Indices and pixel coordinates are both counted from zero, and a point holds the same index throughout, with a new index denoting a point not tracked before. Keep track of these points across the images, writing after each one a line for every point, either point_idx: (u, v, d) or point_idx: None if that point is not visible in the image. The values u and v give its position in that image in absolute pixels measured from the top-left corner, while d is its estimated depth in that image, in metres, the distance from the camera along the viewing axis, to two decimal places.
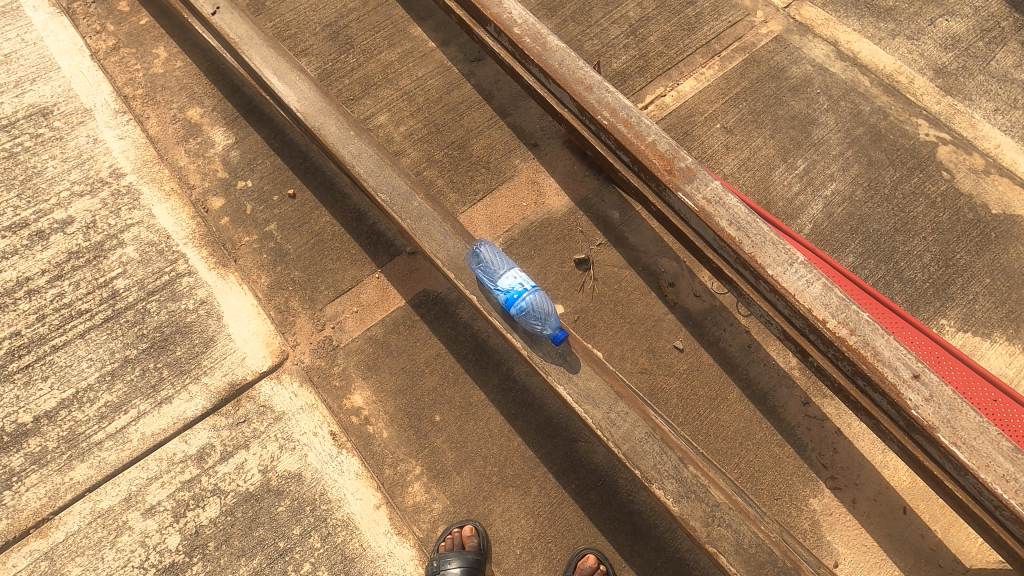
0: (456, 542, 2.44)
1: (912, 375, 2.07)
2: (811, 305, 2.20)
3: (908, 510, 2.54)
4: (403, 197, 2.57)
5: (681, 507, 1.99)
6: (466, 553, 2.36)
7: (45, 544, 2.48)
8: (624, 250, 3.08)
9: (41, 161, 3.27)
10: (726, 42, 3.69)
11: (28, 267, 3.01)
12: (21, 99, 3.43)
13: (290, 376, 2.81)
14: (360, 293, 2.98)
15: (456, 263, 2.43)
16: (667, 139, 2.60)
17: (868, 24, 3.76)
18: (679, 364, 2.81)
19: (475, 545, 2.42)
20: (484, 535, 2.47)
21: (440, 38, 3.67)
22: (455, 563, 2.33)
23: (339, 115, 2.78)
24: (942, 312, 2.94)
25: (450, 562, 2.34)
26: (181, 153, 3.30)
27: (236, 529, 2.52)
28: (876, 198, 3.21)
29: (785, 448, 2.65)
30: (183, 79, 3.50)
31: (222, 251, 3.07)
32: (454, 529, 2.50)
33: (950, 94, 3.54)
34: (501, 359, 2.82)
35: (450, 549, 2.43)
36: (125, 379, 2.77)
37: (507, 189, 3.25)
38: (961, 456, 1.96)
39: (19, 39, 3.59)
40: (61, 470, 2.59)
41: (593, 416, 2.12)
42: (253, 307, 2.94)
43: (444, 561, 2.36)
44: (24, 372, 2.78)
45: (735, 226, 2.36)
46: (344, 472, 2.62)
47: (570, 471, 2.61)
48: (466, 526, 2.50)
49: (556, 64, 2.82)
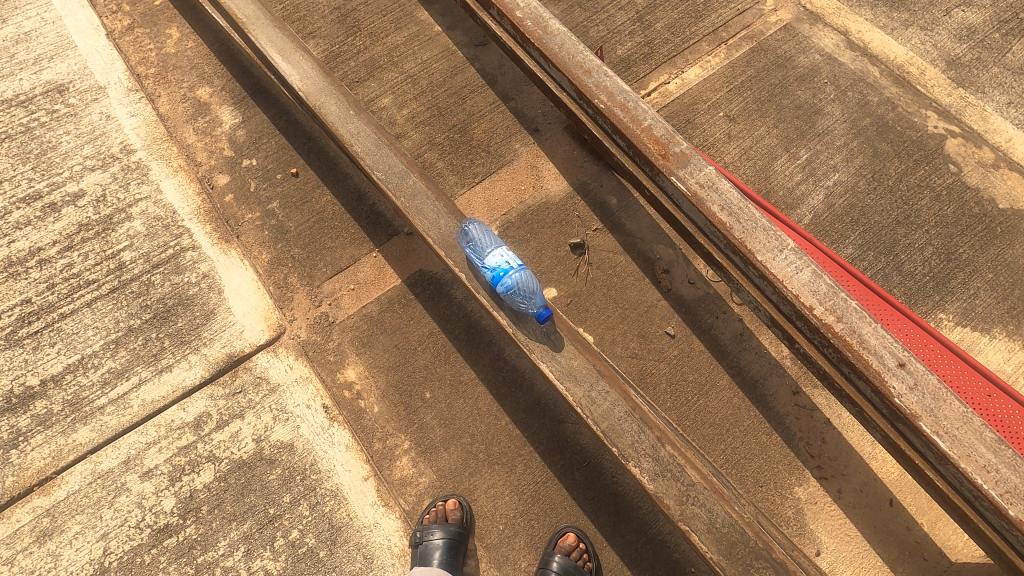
0: (439, 515, 2.49)
1: (898, 364, 2.06)
2: (799, 292, 2.19)
3: (894, 503, 2.52)
4: (398, 176, 2.61)
5: (656, 486, 2.00)
6: (449, 525, 2.42)
7: (47, 501, 2.58)
8: (620, 236, 3.08)
9: (56, 137, 3.37)
10: (734, 30, 3.65)
11: (40, 238, 3.11)
12: (38, 76, 3.53)
13: (286, 350, 2.87)
14: (357, 271, 3.03)
15: (447, 242, 2.46)
16: (664, 124, 2.60)
17: (881, 14, 3.69)
18: (669, 350, 2.82)
19: (458, 518, 2.47)
20: (467, 509, 2.52)
21: (446, 22, 3.69)
22: (437, 534, 2.38)
23: (339, 95, 2.82)
24: (941, 306, 2.90)
25: (434, 532, 2.39)
26: (190, 131, 3.38)
27: (228, 494, 2.60)
28: (879, 190, 3.16)
29: (773, 437, 2.64)
30: (194, 59, 3.58)
31: (226, 227, 3.14)
32: (438, 503, 2.54)
33: (963, 86, 3.46)
34: (492, 340, 2.85)
35: (434, 522, 2.47)
36: (128, 348, 2.86)
37: (507, 173, 3.27)
38: (942, 445, 1.94)
39: (38, 18, 3.69)
40: (65, 432, 2.69)
41: (574, 394, 2.13)
42: (253, 282, 3.01)
43: (428, 532, 2.40)
44: (33, 338, 2.89)
45: (727, 212, 2.36)
46: (334, 444, 2.68)
47: (556, 452, 2.64)
48: (450, 500, 2.54)
49: (555, 48, 2.83)
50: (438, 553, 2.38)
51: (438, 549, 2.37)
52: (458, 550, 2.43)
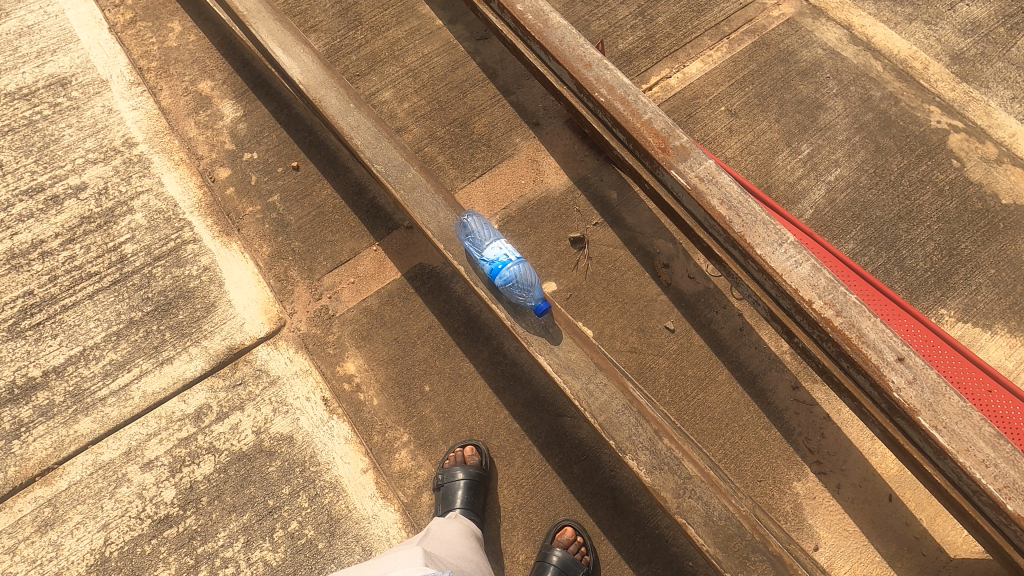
0: (459, 459, 2.56)
1: (896, 358, 2.05)
2: (798, 286, 2.19)
3: (893, 498, 2.52)
4: (397, 169, 2.61)
5: (653, 479, 1.98)
6: (470, 467, 2.49)
7: (49, 491, 2.60)
8: (620, 230, 3.08)
9: (58, 130, 3.38)
10: (736, 24, 3.63)
11: (43, 230, 3.13)
12: (41, 70, 3.54)
13: (286, 343, 2.88)
14: (357, 265, 3.04)
15: (446, 234, 2.46)
16: (664, 118, 2.59)
17: (884, 8, 3.66)
18: (668, 344, 2.81)
19: (477, 461, 2.55)
20: (484, 452, 2.60)
21: (448, 16, 3.68)
22: (460, 474, 2.44)
23: (340, 88, 2.82)
24: (942, 302, 2.89)
25: (456, 474, 2.44)
26: (191, 124, 3.39)
27: (228, 485, 2.61)
28: (881, 185, 3.15)
29: (772, 432, 2.64)
30: (195, 52, 3.58)
31: (227, 221, 3.15)
32: (456, 449, 2.62)
33: (966, 81, 3.44)
34: (491, 333, 2.86)
35: (453, 465, 2.55)
36: (129, 340, 2.88)
37: (507, 168, 3.27)
38: (940, 440, 1.93)
39: (41, 12, 3.70)
40: (66, 423, 2.71)
41: (572, 387, 2.12)
42: (254, 275, 3.02)
43: (450, 474, 2.46)
44: (35, 329, 2.90)
45: (726, 206, 2.36)
46: (334, 436, 2.69)
47: (554, 445, 2.65)
48: (468, 446, 2.62)
49: (556, 41, 2.82)
50: (461, 493, 2.41)
51: (462, 488, 2.41)
52: (479, 491, 2.48)
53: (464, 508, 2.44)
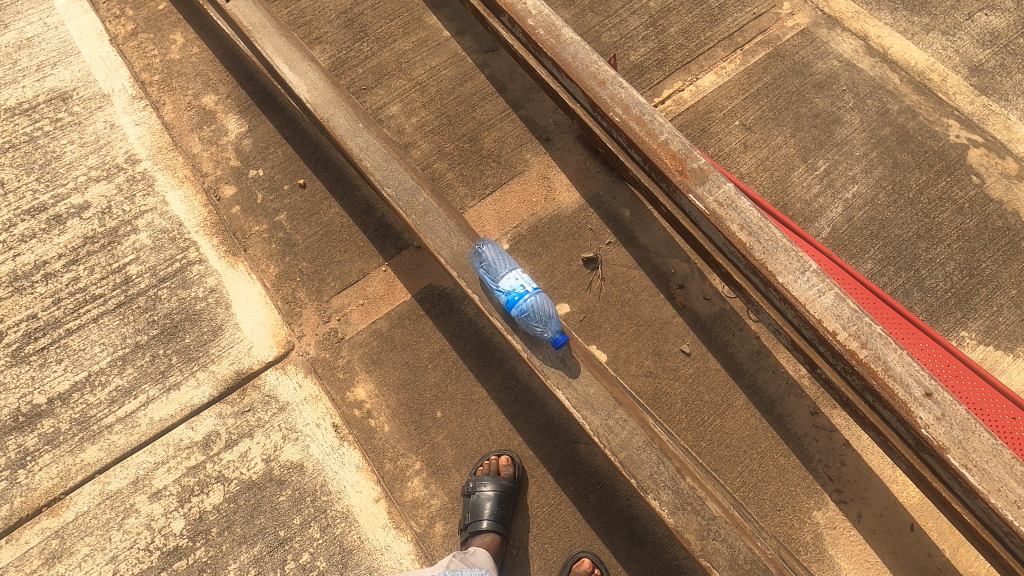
0: (492, 468, 2.54)
1: (924, 393, 2.00)
2: (821, 316, 2.13)
3: (915, 528, 2.48)
4: (408, 193, 2.55)
5: (676, 519, 1.94)
6: (501, 478, 2.47)
7: (56, 522, 2.56)
8: (633, 249, 3.02)
9: (60, 147, 3.32)
10: (750, 35, 3.56)
11: (46, 251, 3.07)
12: (41, 84, 3.48)
13: (295, 367, 2.83)
14: (367, 286, 2.98)
15: (459, 262, 2.41)
16: (681, 138, 2.53)
17: (900, 18, 3.59)
18: (684, 369, 2.76)
19: (510, 473, 2.52)
20: (518, 465, 2.58)
21: (455, 27, 3.61)
22: (489, 486, 2.44)
23: (348, 107, 2.76)
24: (963, 324, 2.83)
25: (485, 484, 2.44)
26: (196, 140, 3.32)
27: (238, 516, 2.57)
28: (899, 202, 3.09)
29: (791, 459, 2.59)
30: (199, 65, 3.51)
31: (233, 240, 3.09)
32: (491, 457, 2.60)
33: (985, 94, 3.37)
34: (504, 357, 2.80)
35: (486, 473, 2.53)
36: (135, 365, 2.83)
37: (517, 185, 3.21)
38: (971, 480, 1.89)
39: (41, 23, 3.63)
40: (72, 452, 2.67)
41: (591, 423, 2.08)
42: (262, 297, 2.97)
43: (479, 483, 2.46)
44: (40, 354, 2.85)
45: (746, 231, 2.30)
46: (345, 464, 2.65)
47: (569, 473, 2.60)
48: (503, 455, 2.59)
49: (569, 58, 2.75)
50: (489, 504, 2.41)
51: (489, 500, 2.41)
52: (508, 503, 2.46)
53: (491, 520, 2.43)
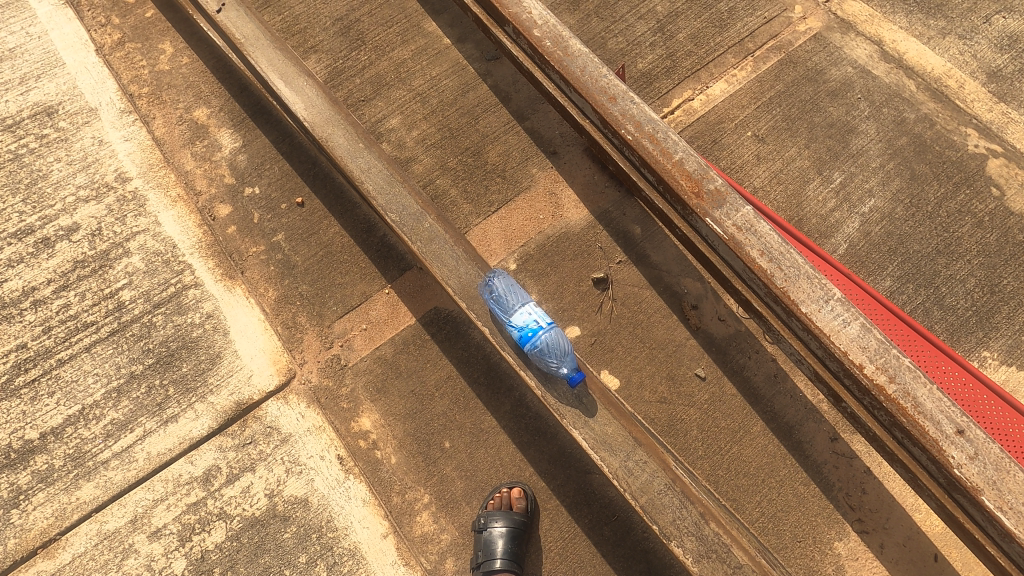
0: (504, 502, 2.46)
1: (956, 431, 1.92)
2: (847, 348, 2.05)
3: (939, 558, 2.42)
4: (413, 218, 2.44)
5: (700, 568, 1.92)
6: (512, 514, 2.39)
7: (52, 565, 2.48)
8: (645, 268, 2.92)
9: (46, 164, 3.19)
10: (761, 40, 3.44)
11: (34, 277, 2.95)
12: (26, 98, 3.33)
13: (297, 397, 2.74)
14: (369, 309, 2.88)
15: (468, 292, 2.32)
16: (696, 158, 2.42)
17: (916, 21, 3.47)
18: (699, 394, 2.68)
19: (522, 507, 2.44)
20: (531, 498, 2.49)
21: (456, 34, 3.47)
22: (500, 522, 2.37)
23: (348, 125, 2.64)
24: (985, 343, 2.76)
25: (496, 520, 2.37)
26: (188, 156, 3.19)
27: (242, 554, 2.50)
28: (918, 216, 3.00)
29: (811, 488, 2.52)
30: (190, 77, 3.37)
31: (229, 262, 2.98)
32: (503, 490, 2.51)
33: (1004, 101, 3.28)
34: (513, 384, 2.71)
35: (497, 508, 2.45)
36: (131, 397, 2.72)
37: (524, 201, 3.10)
38: (1007, 523, 1.83)
39: (23, 33, 3.47)
40: (67, 490, 2.57)
41: (610, 464, 2.01)
42: (261, 323, 2.86)
43: (489, 519, 2.39)
44: (30, 387, 2.75)
45: (767, 258, 2.20)
46: (351, 498, 2.56)
47: (583, 505, 2.53)
48: (515, 488, 2.51)
49: (578, 72, 2.64)
50: (501, 542, 2.36)
51: (500, 537, 2.36)
52: (520, 538, 2.41)
53: (504, 558, 2.38)
